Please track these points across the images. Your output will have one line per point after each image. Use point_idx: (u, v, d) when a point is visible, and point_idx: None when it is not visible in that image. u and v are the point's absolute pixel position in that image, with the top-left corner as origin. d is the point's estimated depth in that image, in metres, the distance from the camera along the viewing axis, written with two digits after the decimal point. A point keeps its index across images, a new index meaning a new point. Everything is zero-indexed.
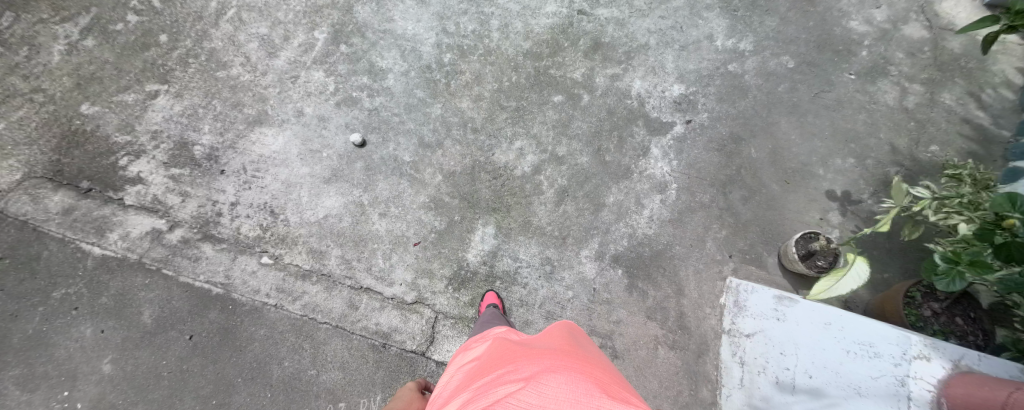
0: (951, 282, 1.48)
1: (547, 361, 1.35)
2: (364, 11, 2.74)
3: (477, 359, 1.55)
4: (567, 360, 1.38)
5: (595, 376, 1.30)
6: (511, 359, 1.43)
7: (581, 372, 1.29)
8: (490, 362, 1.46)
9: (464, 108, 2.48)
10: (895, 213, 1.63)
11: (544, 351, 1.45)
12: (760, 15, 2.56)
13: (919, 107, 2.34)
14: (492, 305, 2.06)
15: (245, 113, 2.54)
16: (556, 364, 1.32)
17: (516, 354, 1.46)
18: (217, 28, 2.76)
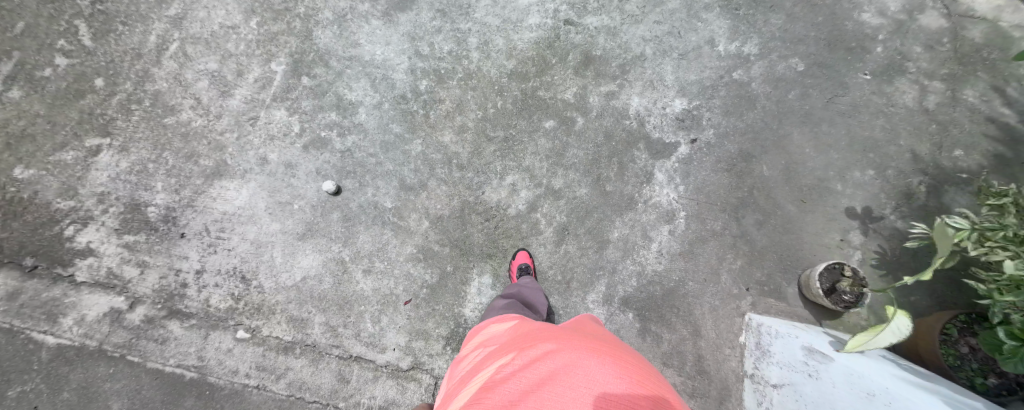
0: (1020, 363, 1.40)
1: (581, 344, 1.26)
2: (325, 36, 2.49)
3: (499, 338, 1.46)
4: (600, 344, 1.30)
5: (633, 367, 1.22)
6: (541, 337, 1.33)
7: (618, 362, 1.21)
8: (517, 341, 1.36)
9: (447, 142, 2.25)
10: (940, 262, 1.46)
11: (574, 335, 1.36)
12: (764, 12, 2.35)
13: (940, 107, 2.14)
14: (525, 266, 1.98)
15: (202, 165, 2.28)
16: (591, 349, 1.24)
17: (545, 331, 1.36)
18: (160, 67, 2.49)
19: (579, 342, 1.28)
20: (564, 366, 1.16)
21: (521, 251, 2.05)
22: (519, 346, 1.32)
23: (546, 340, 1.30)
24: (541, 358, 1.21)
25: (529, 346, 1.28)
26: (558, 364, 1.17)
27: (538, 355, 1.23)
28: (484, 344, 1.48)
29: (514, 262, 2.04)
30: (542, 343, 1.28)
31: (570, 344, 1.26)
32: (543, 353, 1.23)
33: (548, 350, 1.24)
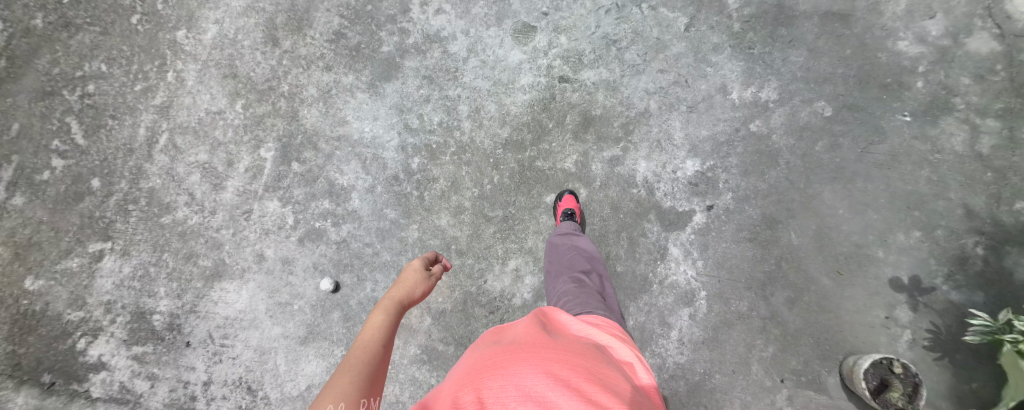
0: None
1: (542, 347, 1.12)
2: (313, 115, 2.46)
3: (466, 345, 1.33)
4: (566, 345, 1.17)
5: (597, 370, 1.08)
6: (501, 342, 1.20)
7: (582, 366, 1.07)
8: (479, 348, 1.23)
9: (445, 225, 2.15)
10: None
11: (540, 334, 1.22)
12: (782, 48, 2.20)
13: (996, 151, 1.89)
14: None
15: (201, 266, 2.25)
16: (550, 355, 1.09)
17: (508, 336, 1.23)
18: (151, 162, 2.49)
19: (540, 345, 1.14)
20: (515, 374, 1.04)
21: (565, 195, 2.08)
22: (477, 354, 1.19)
23: (505, 347, 1.16)
24: (492, 367, 1.08)
25: (484, 355, 1.15)
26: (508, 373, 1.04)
27: (491, 364, 1.10)
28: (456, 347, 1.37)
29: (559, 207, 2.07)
30: (499, 351, 1.14)
31: (529, 348, 1.13)
32: (496, 361, 1.10)
33: (499, 359, 1.10)
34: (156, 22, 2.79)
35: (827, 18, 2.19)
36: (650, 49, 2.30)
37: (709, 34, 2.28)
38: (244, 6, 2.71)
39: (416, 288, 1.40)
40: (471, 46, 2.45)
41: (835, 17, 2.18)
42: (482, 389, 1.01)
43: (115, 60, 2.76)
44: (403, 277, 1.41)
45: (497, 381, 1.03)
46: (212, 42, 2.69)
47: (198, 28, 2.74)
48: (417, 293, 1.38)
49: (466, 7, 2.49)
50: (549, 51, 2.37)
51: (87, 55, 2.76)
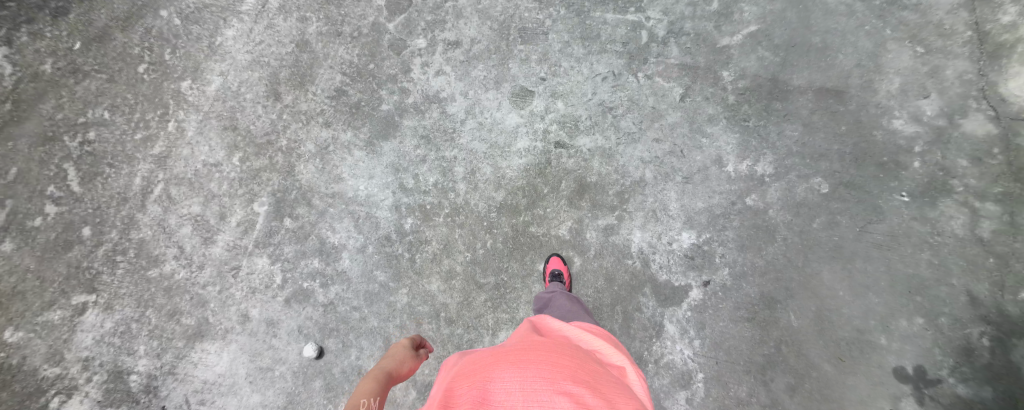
0: None
1: (534, 348, 1.29)
2: (309, 170, 2.46)
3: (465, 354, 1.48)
4: (556, 346, 1.34)
5: (584, 365, 1.24)
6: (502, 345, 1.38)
7: (569, 363, 1.24)
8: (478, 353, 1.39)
9: (436, 291, 2.18)
10: None
11: (531, 339, 1.39)
12: (776, 122, 2.22)
13: (997, 236, 1.92)
14: None
15: (184, 324, 2.28)
16: (541, 354, 1.26)
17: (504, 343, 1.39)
18: (145, 212, 2.47)
19: (532, 347, 1.31)
20: (512, 371, 1.20)
21: (554, 256, 2.08)
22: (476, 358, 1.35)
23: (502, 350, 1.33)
24: (490, 367, 1.24)
25: (483, 357, 1.31)
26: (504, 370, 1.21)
27: (489, 364, 1.26)
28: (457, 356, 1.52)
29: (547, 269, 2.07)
30: (496, 354, 1.31)
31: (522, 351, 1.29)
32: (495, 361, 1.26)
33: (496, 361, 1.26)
34: (162, 71, 2.87)
35: (821, 94, 2.24)
36: (646, 117, 2.33)
37: (704, 103, 2.31)
38: (249, 61, 2.80)
39: (404, 361, 1.45)
40: (469, 108, 2.49)
41: (831, 92, 2.23)
42: (483, 384, 1.18)
43: (118, 107, 2.81)
44: (391, 353, 1.47)
45: (495, 376, 1.19)
46: (215, 94, 2.75)
47: (202, 80, 2.81)
48: (405, 367, 1.43)
49: (465, 70, 2.58)
50: (545, 116, 2.41)
51: (91, 101, 2.81)
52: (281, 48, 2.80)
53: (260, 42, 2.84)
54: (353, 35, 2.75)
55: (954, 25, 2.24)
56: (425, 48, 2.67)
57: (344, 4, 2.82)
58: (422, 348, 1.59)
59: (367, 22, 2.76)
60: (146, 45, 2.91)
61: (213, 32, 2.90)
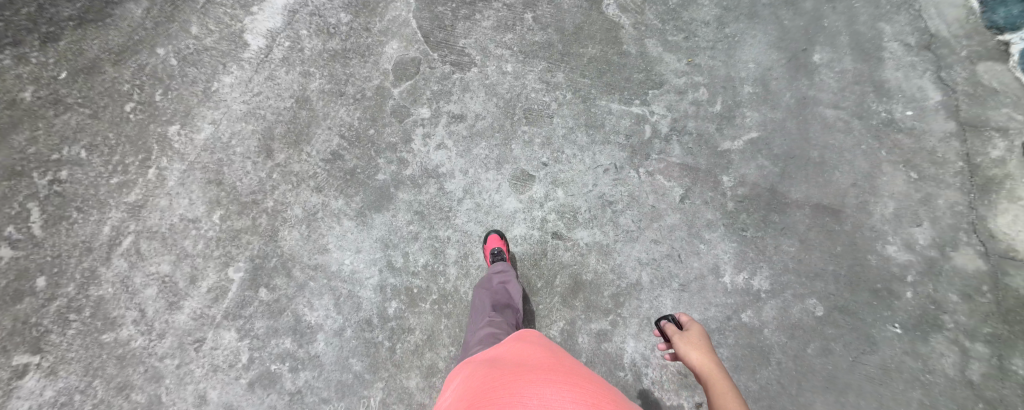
0: None
1: (552, 370, 1.33)
2: (293, 236, 2.39)
3: (472, 366, 1.51)
4: (566, 368, 1.39)
5: (597, 385, 1.29)
6: (518, 364, 1.40)
7: (584, 383, 1.29)
8: (488, 369, 1.42)
9: (413, 386, 2.16)
10: None
11: (538, 358, 1.44)
12: (774, 235, 2.23)
13: (987, 380, 1.96)
14: None
15: (133, 400, 2.21)
16: (557, 375, 1.31)
17: (511, 360, 1.44)
18: (108, 266, 2.40)
19: (545, 368, 1.36)
20: (533, 390, 1.22)
21: (492, 235, 2.26)
22: (489, 374, 1.38)
23: (518, 368, 1.36)
24: (507, 384, 1.27)
25: (499, 374, 1.34)
26: (523, 387, 1.24)
27: (505, 381, 1.29)
28: (459, 370, 1.55)
29: (486, 246, 2.25)
30: (510, 372, 1.34)
31: (536, 370, 1.34)
32: (511, 378, 1.30)
33: (512, 378, 1.30)
34: (150, 112, 2.79)
35: (818, 210, 2.27)
36: (645, 215, 2.32)
37: (703, 207, 2.31)
38: (244, 111, 2.74)
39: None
40: (467, 186, 2.45)
41: (828, 209, 2.26)
42: (503, 398, 1.20)
43: (98, 146, 2.72)
44: None
45: (513, 393, 1.23)
46: (203, 143, 2.68)
47: (192, 126, 2.74)
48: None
49: (467, 146, 2.55)
50: (545, 203, 2.38)
51: (69, 137, 2.73)
52: (281, 102, 2.75)
53: (258, 93, 2.79)
54: (356, 97, 2.73)
55: (946, 154, 2.33)
56: (429, 117, 2.65)
57: (350, 64, 2.84)
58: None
59: (372, 84, 2.77)
60: (138, 82, 2.89)
61: (211, 76, 2.87)
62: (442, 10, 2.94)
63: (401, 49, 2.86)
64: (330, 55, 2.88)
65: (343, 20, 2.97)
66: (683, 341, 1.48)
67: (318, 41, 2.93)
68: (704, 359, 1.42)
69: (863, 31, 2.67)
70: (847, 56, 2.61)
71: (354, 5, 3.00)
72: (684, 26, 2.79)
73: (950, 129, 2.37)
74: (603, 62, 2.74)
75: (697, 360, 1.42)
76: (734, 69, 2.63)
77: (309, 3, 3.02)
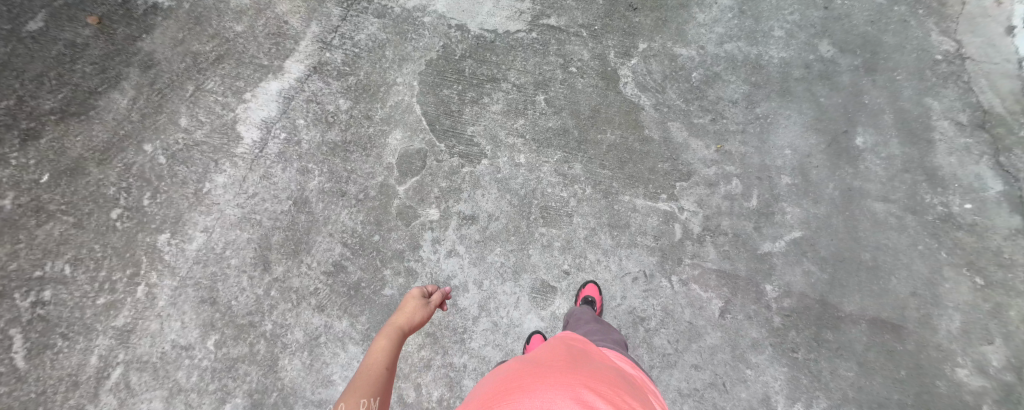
0: None
1: (574, 372, 1.28)
2: (293, 366, 2.26)
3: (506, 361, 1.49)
4: (594, 373, 1.31)
5: (618, 392, 1.24)
6: (542, 362, 1.35)
7: (604, 388, 1.23)
8: (509, 370, 1.38)
9: None
10: None
11: (568, 359, 1.37)
12: (828, 356, 2.09)
13: None
14: None
15: None
16: (579, 379, 1.24)
17: (539, 358, 1.39)
18: (96, 402, 2.30)
19: (569, 370, 1.30)
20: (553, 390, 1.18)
21: (535, 336, 2.15)
22: (511, 374, 1.34)
23: (540, 368, 1.32)
24: (529, 383, 1.24)
25: (520, 374, 1.30)
26: (537, 388, 1.20)
27: (524, 381, 1.25)
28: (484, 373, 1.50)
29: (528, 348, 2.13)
30: (529, 373, 1.29)
31: (558, 372, 1.28)
32: (531, 379, 1.26)
33: (529, 379, 1.26)
34: (138, 219, 2.60)
35: (874, 325, 2.12)
36: (682, 334, 2.14)
37: (747, 324, 2.14)
38: (238, 216, 2.55)
39: (416, 313, 1.54)
40: (482, 302, 2.27)
41: (886, 325, 2.10)
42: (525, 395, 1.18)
43: (83, 259, 2.54)
44: (403, 307, 1.55)
45: (536, 390, 1.19)
46: (196, 254, 2.49)
47: (183, 234, 2.54)
48: (416, 319, 1.52)
49: (481, 253, 2.35)
50: None
51: (52, 250, 2.55)
52: (279, 205, 2.55)
53: (254, 194, 2.59)
54: (358, 197, 2.53)
55: (1013, 255, 2.16)
56: (438, 219, 2.45)
57: (351, 158, 2.64)
58: (433, 299, 1.65)
59: (375, 181, 2.57)
60: (124, 183, 2.68)
61: (204, 173, 2.67)
62: (448, 93, 2.77)
63: (406, 139, 2.67)
64: (329, 148, 2.68)
65: (342, 107, 2.78)
66: None
67: (316, 132, 2.73)
68: None
69: (908, 108, 2.49)
70: (893, 139, 2.44)
71: (353, 89, 2.82)
72: (710, 107, 2.61)
73: (1014, 225, 2.20)
74: (623, 150, 2.56)
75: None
76: (769, 157, 2.46)
77: (305, 89, 2.84)
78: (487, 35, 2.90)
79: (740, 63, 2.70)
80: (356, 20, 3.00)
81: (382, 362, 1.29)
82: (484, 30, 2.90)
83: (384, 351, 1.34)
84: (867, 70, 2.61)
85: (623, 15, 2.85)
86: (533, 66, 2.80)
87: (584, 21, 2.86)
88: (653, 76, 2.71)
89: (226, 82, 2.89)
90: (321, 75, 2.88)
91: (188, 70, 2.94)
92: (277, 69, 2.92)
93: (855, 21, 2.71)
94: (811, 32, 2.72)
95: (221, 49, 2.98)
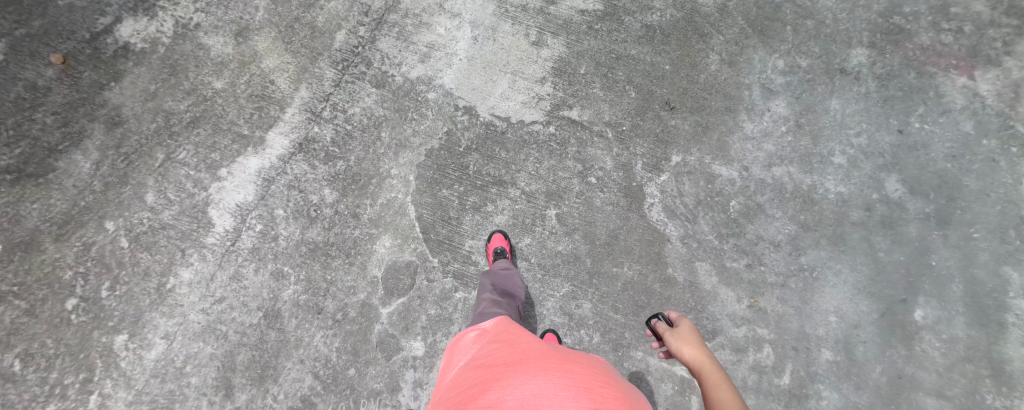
0: None
1: (542, 356, 1.37)
2: None
3: (463, 358, 1.55)
4: (556, 354, 1.41)
5: (584, 368, 1.36)
6: (509, 354, 1.43)
7: (571, 367, 1.34)
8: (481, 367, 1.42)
9: None
10: None
11: (529, 346, 1.46)
12: None
13: None
14: None
15: None
16: (547, 361, 1.34)
17: (502, 349, 1.47)
18: None
19: (535, 355, 1.39)
20: (528, 381, 1.26)
21: None
22: (483, 370, 1.39)
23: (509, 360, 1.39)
24: (505, 376, 1.30)
25: (491, 370, 1.36)
26: (512, 383, 1.27)
27: (494, 377, 1.32)
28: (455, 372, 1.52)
29: None
30: (502, 365, 1.37)
31: (523, 360, 1.36)
32: (503, 371, 1.33)
33: (505, 372, 1.32)
34: (94, 314, 2.32)
35: None
36: None
37: None
38: (202, 325, 2.28)
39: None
40: None
41: None
42: (504, 390, 1.25)
43: (32, 355, 2.28)
44: None
45: (510, 384, 1.26)
46: (153, 366, 2.25)
47: (141, 338, 2.29)
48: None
49: None
50: None
51: None
52: (248, 316, 2.27)
53: (222, 298, 2.30)
54: (336, 316, 2.25)
55: None
56: (423, 356, 2.22)
57: (331, 264, 2.32)
58: None
59: (357, 298, 2.27)
60: (82, 267, 2.38)
61: (168, 264, 2.37)
62: (447, 194, 2.43)
63: (395, 247, 2.33)
64: (309, 248, 2.35)
65: (326, 199, 2.44)
66: (674, 338, 1.58)
67: (295, 226, 2.40)
68: (697, 353, 1.50)
69: (982, 278, 2.15)
70: (959, 316, 2.11)
71: (342, 177, 2.48)
72: (747, 248, 2.23)
73: None
74: (640, 291, 2.22)
75: (688, 355, 1.51)
76: (811, 323, 2.14)
77: (288, 171, 2.51)
78: (498, 123, 2.57)
79: (789, 195, 2.30)
80: (351, 88, 2.68)
81: None
82: (495, 116, 2.58)
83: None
84: (939, 222, 2.23)
85: (657, 116, 2.51)
86: (545, 171, 2.45)
87: (610, 118, 2.53)
88: (685, 199, 2.33)
89: (200, 153, 2.57)
90: (307, 155, 2.55)
91: (159, 134, 2.62)
92: (258, 141, 2.58)
93: (932, 152, 2.34)
94: (877, 162, 2.33)
95: (197, 110, 2.66)
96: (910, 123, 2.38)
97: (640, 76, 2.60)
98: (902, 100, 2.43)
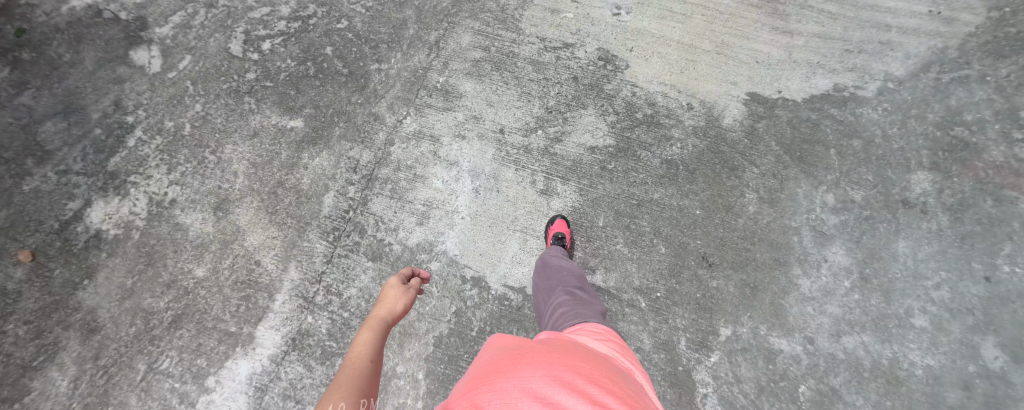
0: None
1: (560, 356, 1.20)
2: None
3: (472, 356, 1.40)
4: (566, 349, 1.26)
5: (605, 373, 1.17)
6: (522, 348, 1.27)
7: (589, 370, 1.16)
8: (492, 359, 1.27)
9: None
10: None
11: (549, 346, 1.30)
12: None
13: None
14: None
15: None
16: (560, 360, 1.17)
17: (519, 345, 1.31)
18: None
19: (542, 349, 1.24)
20: (532, 377, 1.10)
21: None
22: (495, 361, 1.24)
23: (522, 352, 1.23)
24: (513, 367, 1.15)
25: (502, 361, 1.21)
26: (519, 375, 1.11)
27: (503, 368, 1.17)
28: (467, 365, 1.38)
29: None
30: (513, 357, 1.21)
31: (532, 353, 1.22)
32: (511, 364, 1.17)
33: (514, 364, 1.17)
34: None
35: None
36: None
37: None
38: None
39: (399, 302, 1.53)
40: None
41: None
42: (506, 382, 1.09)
43: None
44: (385, 295, 1.54)
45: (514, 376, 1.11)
46: None
47: None
48: (398, 309, 1.51)
49: None
50: None
51: None
52: None
53: None
54: None
55: None
56: None
57: None
58: (413, 285, 1.64)
59: None
60: None
61: None
62: None
63: None
64: None
65: None
66: None
67: None
68: None
69: None
70: None
71: None
72: None
73: None
74: None
75: None
76: None
77: (281, 375, 2.28)
78: (513, 295, 2.29)
79: (868, 374, 2.00)
80: (344, 264, 2.40)
81: (369, 357, 1.31)
82: (508, 287, 2.29)
83: (365, 343, 1.36)
84: None
85: (694, 276, 2.17)
86: None
87: (640, 282, 2.18)
88: (743, 386, 2.02)
89: (184, 360, 2.33)
90: (300, 353, 2.30)
91: (138, 338, 2.37)
92: (246, 339, 2.33)
93: None
94: (966, 322, 1.99)
95: (178, 307, 2.41)
96: (997, 267, 2.03)
97: (668, 224, 2.26)
98: (982, 236, 2.07)
